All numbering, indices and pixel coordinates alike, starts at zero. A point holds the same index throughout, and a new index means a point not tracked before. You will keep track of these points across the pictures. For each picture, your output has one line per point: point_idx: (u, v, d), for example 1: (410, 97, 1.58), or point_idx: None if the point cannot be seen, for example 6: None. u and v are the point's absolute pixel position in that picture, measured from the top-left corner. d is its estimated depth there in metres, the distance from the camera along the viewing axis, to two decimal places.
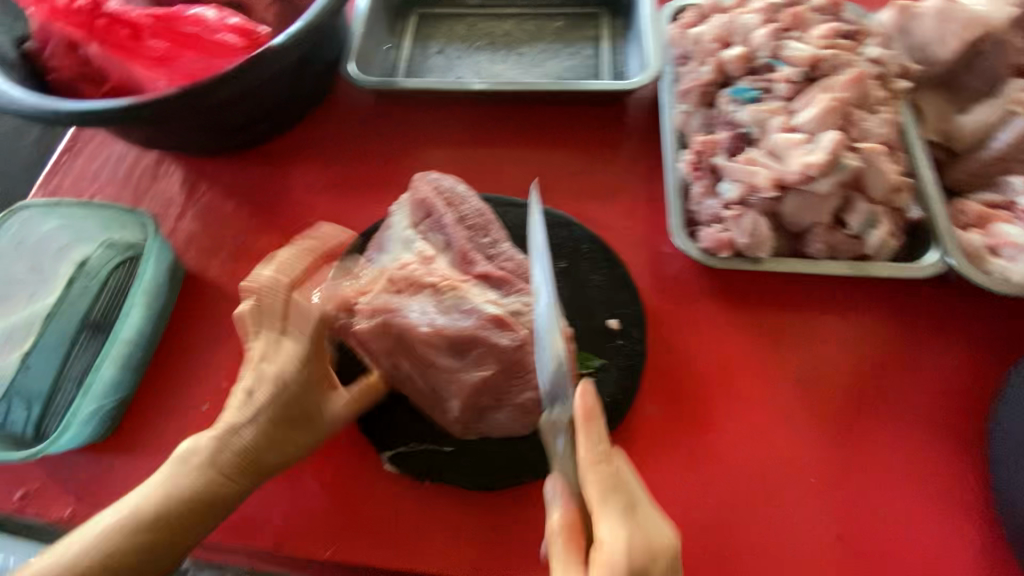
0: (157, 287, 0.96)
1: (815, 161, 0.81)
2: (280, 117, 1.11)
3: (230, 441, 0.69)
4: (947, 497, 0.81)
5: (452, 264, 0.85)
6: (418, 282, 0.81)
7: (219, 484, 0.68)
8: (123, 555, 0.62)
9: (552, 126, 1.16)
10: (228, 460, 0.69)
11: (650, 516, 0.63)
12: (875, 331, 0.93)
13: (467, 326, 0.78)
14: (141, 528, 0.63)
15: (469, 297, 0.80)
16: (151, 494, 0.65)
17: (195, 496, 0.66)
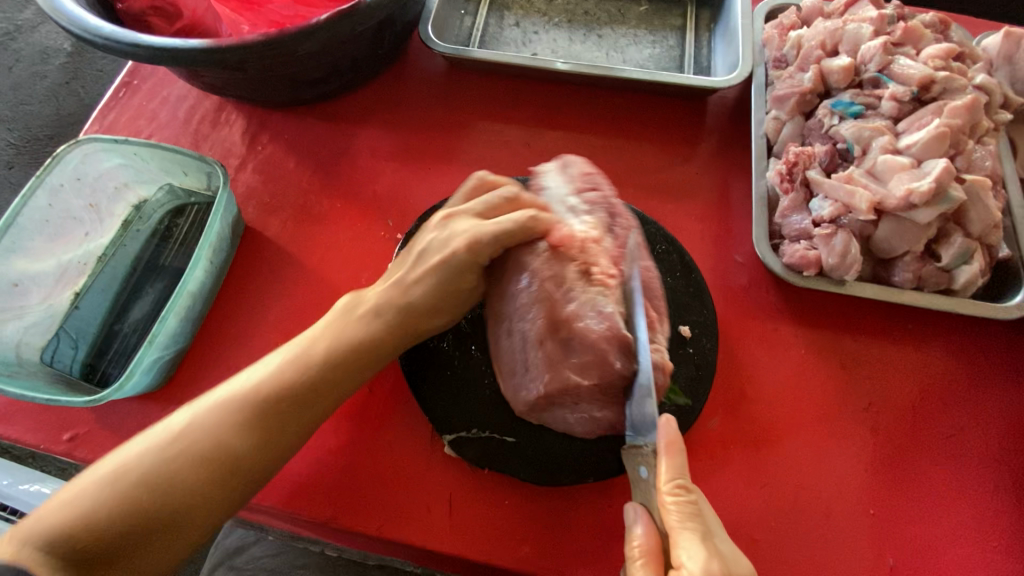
0: (222, 241, 0.92)
1: (921, 188, 0.78)
2: (352, 76, 1.07)
3: (273, 377, 0.69)
4: (1002, 543, 0.80)
5: (610, 250, 0.82)
6: (574, 260, 0.80)
7: (260, 421, 0.67)
8: (165, 466, 0.62)
9: (629, 116, 1.12)
10: (281, 384, 0.69)
11: (726, 545, 0.66)
12: (950, 366, 0.90)
13: (602, 330, 0.76)
14: (180, 444, 0.63)
15: (611, 301, 0.78)
16: (194, 416, 0.66)
17: (240, 416, 0.66)
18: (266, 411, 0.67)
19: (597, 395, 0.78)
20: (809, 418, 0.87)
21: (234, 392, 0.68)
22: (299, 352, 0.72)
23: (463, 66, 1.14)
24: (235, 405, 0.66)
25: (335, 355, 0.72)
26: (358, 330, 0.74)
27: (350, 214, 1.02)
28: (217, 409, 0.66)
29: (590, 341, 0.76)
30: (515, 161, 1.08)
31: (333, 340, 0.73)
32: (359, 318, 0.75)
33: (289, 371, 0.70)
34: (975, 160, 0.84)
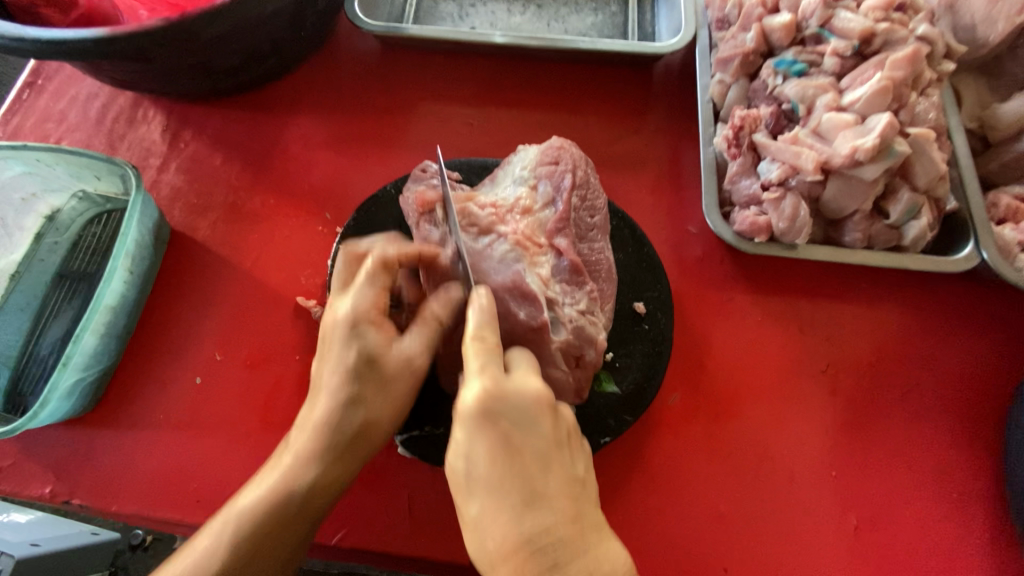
0: (142, 247, 0.85)
1: (866, 144, 0.76)
2: (276, 61, 1.00)
3: (287, 479, 0.65)
4: (959, 492, 0.81)
5: (536, 221, 0.81)
6: (491, 227, 0.79)
7: (281, 528, 0.64)
8: (244, 549, 0.62)
9: (575, 88, 1.08)
10: (310, 472, 0.65)
11: (517, 374, 0.59)
12: (905, 321, 0.89)
13: (504, 280, 0.75)
14: (250, 529, 0.63)
15: (518, 262, 0.77)
16: (256, 497, 0.64)
17: (288, 503, 0.64)
18: (280, 517, 0.64)
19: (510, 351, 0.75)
20: (768, 386, 0.86)
21: (251, 500, 0.64)
22: (301, 450, 0.65)
23: (396, 44, 1.07)
24: (253, 520, 0.63)
25: (339, 454, 0.65)
26: (354, 427, 0.65)
27: (285, 210, 0.96)
28: (238, 522, 0.63)
29: (494, 294, 0.75)
30: (457, 142, 1.03)
31: (330, 438, 0.65)
32: (355, 410, 0.65)
33: (297, 476, 0.65)
34: (918, 112, 0.82)
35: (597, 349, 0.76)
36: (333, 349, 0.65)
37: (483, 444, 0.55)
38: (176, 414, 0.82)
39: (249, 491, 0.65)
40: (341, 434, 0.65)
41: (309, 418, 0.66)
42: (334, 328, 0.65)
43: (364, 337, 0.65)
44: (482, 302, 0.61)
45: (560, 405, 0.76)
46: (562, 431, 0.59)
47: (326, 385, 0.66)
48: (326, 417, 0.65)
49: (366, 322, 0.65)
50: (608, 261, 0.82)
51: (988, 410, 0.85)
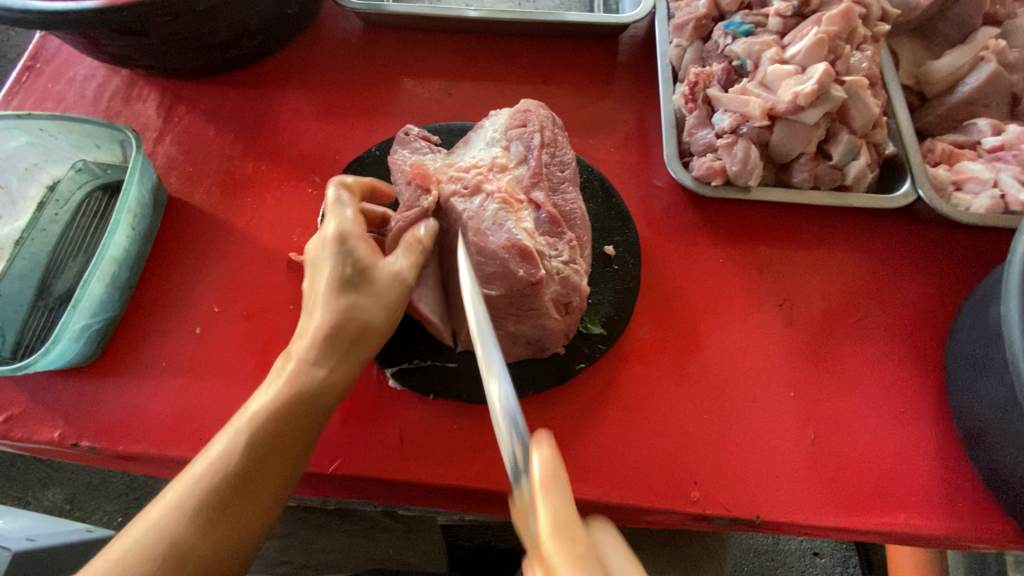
0: (142, 207, 0.91)
1: (805, 90, 0.84)
2: (264, 39, 1.06)
3: (294, 373, 0.70)
4: (908, 405, 0.88)
5: (518, 180, 0.86)
6: (479, 187, 0.84)
7: (291, 423, 0.69)
8: (255, 455, 0.67)
9: (545, 60, 1.16)
10: (319, 372, 0.71)
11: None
12: (854, 257, 0.97)
13: (500, 241, 0.79)
14: (262, 429, 0.67)
15: (511, 222, 0.81)
16: (268, 399, 0.69)
17: (296, 402, 0.69)
18: (291, 407, 0.69)
19: (510, 305, 0.80)
20: (731, 319, 0.93)
21: (260, 405, 0.69)
22: (306, 353, 0.71)
23: (377, 22, 1.15)
24: (265, 415, 0.68)
25: (340, 350, 0.72)
26: (354, 326, 0.72)
27: (276, 175, 1.02)
28: (243, 429, 0.67)
29: (490, 253, 0.79)
30: (437, 111, 1.09)
31: (329, 339, 0.71)
32: (353, 315, 0.72)
33: (302, 369, 0.71)
34: (853, 63, 0.91)
35: (582, 295, 0.82)
36: (325, 267, 0.73)
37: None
38: (178, 362, 0.87)
39: (252, 406, 0.70)
40: (339, 330, 0.72)
41: (307, 332, 0.72)
42: (325, 244, 0.74)
43: (355, 251, 0.73)
44: (549, 468, 0.53)
45: (550, 346, 0.84)
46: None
47: (322, 293, 0.73)
48: (326, 317, 0.72)
49: (357, 240, 0.75)
50: (578, 207, 0.88)
51: (932, 333, 0.93)
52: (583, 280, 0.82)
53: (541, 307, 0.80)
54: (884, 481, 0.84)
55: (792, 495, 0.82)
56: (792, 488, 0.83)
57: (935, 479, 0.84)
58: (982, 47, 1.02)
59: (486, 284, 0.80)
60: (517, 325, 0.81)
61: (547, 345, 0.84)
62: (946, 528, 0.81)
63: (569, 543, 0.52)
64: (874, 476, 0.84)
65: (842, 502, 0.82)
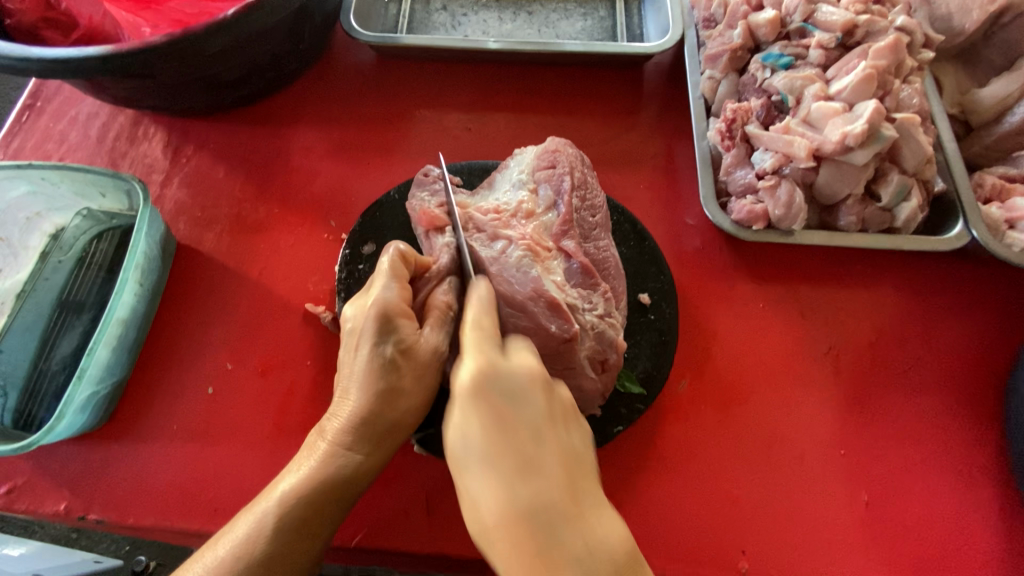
0: (151, 260, 0.86)
1: (855, 130, 0.79)
2: (275, 75, 1.01)
3: (327, 454, 0.66)
4: (966, 462, 0.83)
5: (546, 225, 0.81)
6: (498, 232, 0.79)
7: (319, 510, 0.64)
8: (283, 541, 0.62)
9: (567, 90, 1.11)
10: (353, 453, 0.66)
11: (513, 357, 0.58)
12: (902, 301, 0.92)
13: (525, 290, 0.74)
14: (291, 512, 0.63)
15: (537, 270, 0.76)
16: (298, 478, 0.64)
17: (327, 484, 0.65)
18: (320, 493, 0.64)
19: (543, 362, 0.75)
20: (774, 371, 0.88)
21: (290, 485, 0.64)
22: (340, 431, 0.66)
23: (391, 54, 1.10)
24: (293, 498, 0.63)
25: (376, 437, 0.67)
26: (393, 412, 0.66)
27: (289, 218, 0.97)
28: (268, 510, 0.62)
29: (518, 304, 0.74)
30: (456, 147, 1.04)
31: (367, 424, 0.66)
32: (394, 401, 0.66)
33: (337, 449, 0.66)
34: (902, 99, 0.85)
35: (618, 351, 0.77)
36: (367, 346, 0.65)
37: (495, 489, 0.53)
38: (190, 425, 0.82)
39: (278, 483, 0.64)
40: (378, 417, 0.66)
41: (342, 410, 0.67)
42: (369, 320, 0.65)
43: (398, 331, 0.66)
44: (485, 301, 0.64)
45: (584, 409, 0.78)
46: (559, 409, 0.58)
47: (361, 373, 0.66)
48: (366, 403, 0.65)
49: (399, 314, 0.66)
50: (612, 256, 0.83)
51: (988, 383, 0.87)
52: (620, 338, 0.77)
53: (575, 363, 0.75)
54: (944, 547, 0.78)
55: (846, 564, 0.77)
56: (847, 557, 0.77)
57: (999, 545, 0.78)
58: None
59: None
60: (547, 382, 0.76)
61: (581, 407, 0.78)
62: None
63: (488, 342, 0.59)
64: (933, 543, 0.79)
65: (900, 572, 0.77)
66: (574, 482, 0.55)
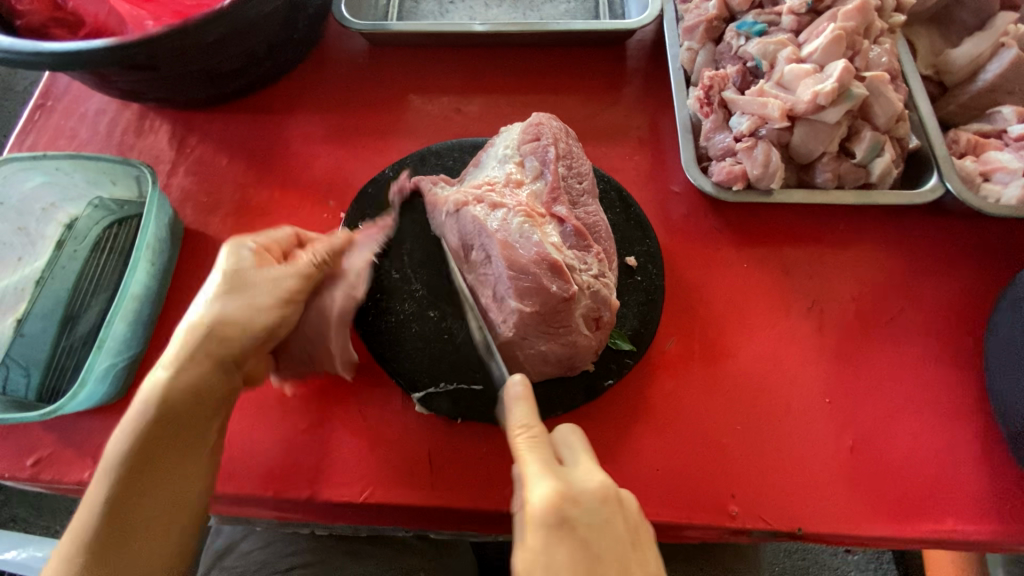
0: (160, 242, 0.90)
1: (825, 89, 0.82)
2: (272, 65, 1.06)
3: (153, 416, 0.68)
4: (947, 405, 0.86)
5: (537, 195, 0.85)
6: (495, 201, 0.83)
7: (154, 464, 0.68)
8: (136, 494, 0.67)
9: (553, 69, 1.14)
10: (177, 410, 0.69)
11: (580, 469, 0.65)
12: (880, 255, 0.95)
13: (529, 255, 0.78)
14: (135, 465, 0.67)
15: (535, 234, 0.79)
16: (133, 434, 0.67)
17: (163, 437, 0.68)
18: (180, 410, 0.69)
19: (541, 321, 0.78)
20: (759, 326, 0.91)
21: (125, 440, 0.67)
22: (181, 359, 0.70)
23: (382, 42, 1.14)
24: (130, 452, 0.67)
25: (225, 365, 0.72)
26: (242, 330, 0.73)
27: (290, 200, 1.01)
28: (123, 443, 0.67)
29: (521, 267, 0.77)
30: (448, 128, 1.08)
31: (215, 350, 0.71)
32: (242, 326, 0.72)
33: (171, 387, 0.69)
34: (872, 58, 0.89)
35: (613, 310, 0.80)
36: (246, 292, 0.74)
37: (559, 544, 0.59)
38: None
39: (115, 442, 0.68)
40: (229, 342, 0.72)
41: (192, 328, 0.71)
42: (265, 273, 0.75)
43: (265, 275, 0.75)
44: (522, 395, 0.69)
45: (578, 364, 0.82)
46: (631, 524, 0.63)
47: (237, 299, 0.73)
48: (203, 326, 0.71)
49: (241, 284, 0.74)
50: (599, 216, 0.86)
51: (968, 330, 0.90)
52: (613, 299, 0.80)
53: (572, 322, 0.79)
54: (926, 486, 0.81)
55: (833, 505, 0.80)
56: (833, 498, 0.81)
57: (980, 482, 0.81)
58: (1001, 33, 0.99)
59: (520, 297, 0.78)
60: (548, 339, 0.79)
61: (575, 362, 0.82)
62: (994, 533, 0.78)
63: (540, 434, 0.66)
64: (915, 481, 0.82)
65: (885, 510, 0.80)
66: (625, 558, 0.61)
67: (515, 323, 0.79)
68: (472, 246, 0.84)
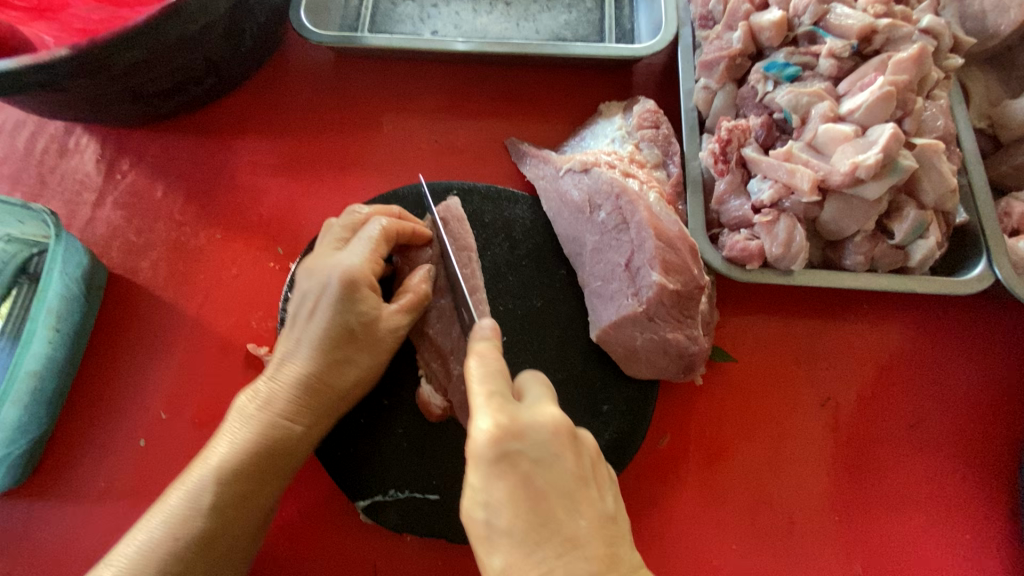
0: (70, 302, 0.78)
1: (868, 161, 0.68)
2: (216, 81, 0.90)
3: (236, 478, 0.62)
4: (973, 531, 0.75)
5: (656, 177, 0.82)
6: (628, 173, 0.79)
7: (236, 515, 0.62)
8: (222, 516, 0.61)
9: (545, 93, 0.98)
10: (271, 430, 0.64)
11: (537, 406, 0.54)
12: (907, 342, 0.83)
13: (673, 228, 0.73)
14: (209, 519, 0.60)
15: (657, 210, 0.75)
16: (202, 490, 0.61)
17: (237, 492, 0.62)
18: (272, 455, 0.64)
19: (670, 306, 0.72)
20: (765, 422, 0.79)
21: (182, 505, 0.60)
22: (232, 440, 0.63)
23: (350, 53, 0.97)
24: (199, 510, 0.60)
25: (274, 463, 0.64)
26: (292, 439, 0.65)
27: (233, 244, 0.88)
28: (182, 522, 0.59)
29: (668, 240, 0.72)
30: (419, 162, 0.94)
31: (297, 396, 0.65)
32: (295, 426, 0.65)
33: (266, 430, 0.64)
34: (924, 119, 0.74)
35: (713, 314, 0.79)
36: (327, 308, 0.66)
37: (500, 480, 0.50)
38: (121, 481, 0.75)
39: (183, 487, 0.61)
40: (301, 334, 0.67)
41: (293, 375, 0.66)
42: (339, 277, 0.66)
43: (361, 303, 0.66)
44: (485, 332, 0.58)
45: (695, 367, 0.74)
46: (586, 462, 0.53)
47: (304, 338, 0.67)
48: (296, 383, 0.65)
49: (339, 333, 0.66)
50: (648, 222, 0.73)
51: (1003, 440, 0.78)
52: (666, 334, 0.72)
53: (690, 313, 0.73)
54: None
55: None
56: None
57: None
58: None
59: (665, 273, 0.71)
60: (666, 329, 0.72)
61: (694, 369, 0.75)
62: None
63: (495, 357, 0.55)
64: None
65: None
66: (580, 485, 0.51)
67: (646, 299, 0.72)
68: (598, 208, 0.77)
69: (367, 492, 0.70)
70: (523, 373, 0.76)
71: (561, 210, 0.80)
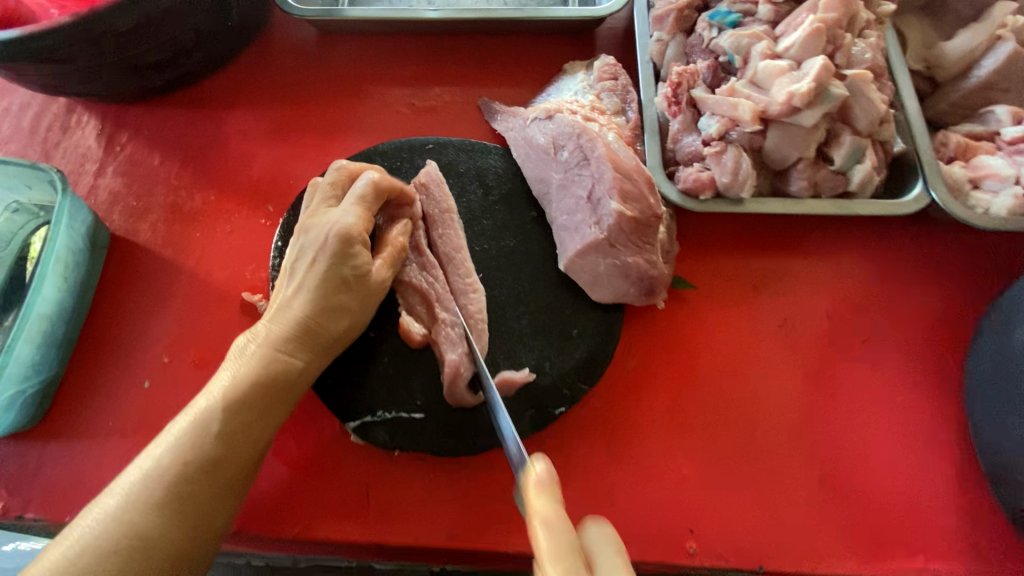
0: (75, 254, 0.84)
1: (801, 89, 0.75)
2: (206, 56, 0.97)
3: (237, 409, 0.66)
4: (923, 434, 0.80)
5: (616, 122, 0.89)
6: (589, 118, 0.86)
7: (238, 442, 0.65)
8: (224, 442, 0.65)
9: (514, 58, 1.05)
10: (271, 368, 0.69)
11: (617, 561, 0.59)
12: (857, 266, 0.89)
13: (629, 161, 0.80)
14: (211, 445, 0.64)
15: (614, 147, 0.81)
16: (205, 419, 0.65)
17: (237, 423, 0.66)
18: (271, 391, 0.68)
19: (629, 232, 0.78)
20: (726, 344, 0.85)
21: (185, 432, 0.64)
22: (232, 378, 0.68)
23: (332, 29, 1.04)
24: (201, 434, 0.64)
25: (273, 400, 0.69)
26: (290, 377, 0.70)
27: (227, 205, 0.94)
28: (185, 446, 0.63)
29: (625, 172, 0.79)
30: (398, 125, 1.00)
31: (294, 337, 0.71)
32: (293, 366, 0.70)
33: (266, 369, 0.69)
34: (855, 54, 0.81)
35: (672, 245, 0.86)
36: (324, 259, 0.72)
37: None
38: (128, 419, 0.81)
39: (187, 416, 0.66)
40: (298, 283, 0.73)
41: (290, 320, 0.71)
42: (334, 231, 0.73)
43: (354, 255, 0.73)
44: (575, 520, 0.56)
45: (656, 290, 0.81)
46: None
47: (303, 286, 0.72)
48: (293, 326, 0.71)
49: (332, 280, 0.72)
50: (606, 156, 0.79)
51: (948, 351, 0.84)
52: (627, 258, 0.78)
53: (648, 239, 0.79)
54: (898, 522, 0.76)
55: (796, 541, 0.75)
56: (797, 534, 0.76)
57: (954, 519, 0.76)
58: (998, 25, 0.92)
59: (622, 202, 0.78)
60: (626, 254, 0.79)
61: (655, 293, 0.81)
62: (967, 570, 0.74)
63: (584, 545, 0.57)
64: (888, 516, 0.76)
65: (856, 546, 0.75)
66: None
67: (607, 227, 0.78)
68: (561, 148, 0.84)
69: (356, 414, 0.76)
70: (498, 304, 0.82)
71: (529, 155, 0.87)
